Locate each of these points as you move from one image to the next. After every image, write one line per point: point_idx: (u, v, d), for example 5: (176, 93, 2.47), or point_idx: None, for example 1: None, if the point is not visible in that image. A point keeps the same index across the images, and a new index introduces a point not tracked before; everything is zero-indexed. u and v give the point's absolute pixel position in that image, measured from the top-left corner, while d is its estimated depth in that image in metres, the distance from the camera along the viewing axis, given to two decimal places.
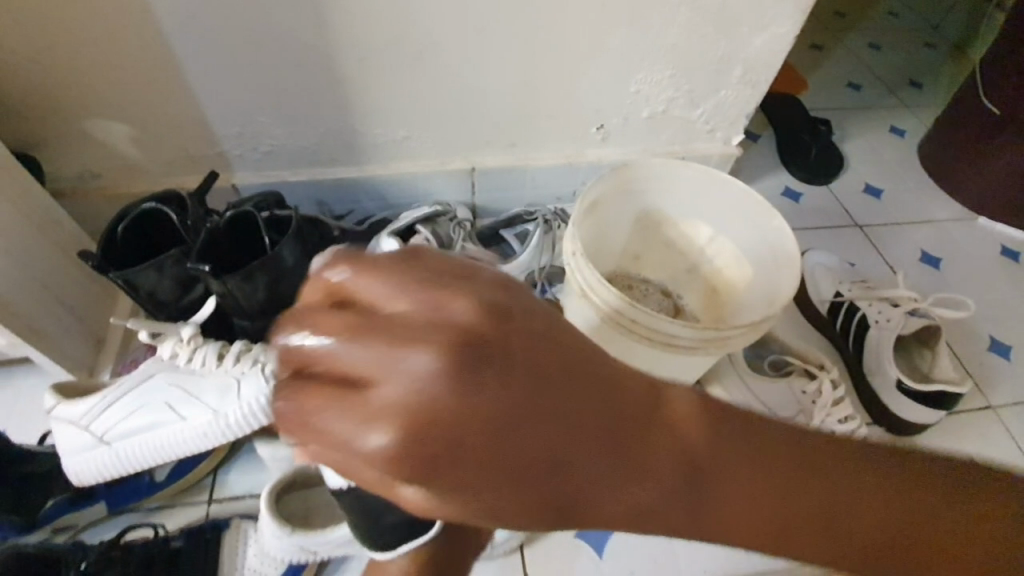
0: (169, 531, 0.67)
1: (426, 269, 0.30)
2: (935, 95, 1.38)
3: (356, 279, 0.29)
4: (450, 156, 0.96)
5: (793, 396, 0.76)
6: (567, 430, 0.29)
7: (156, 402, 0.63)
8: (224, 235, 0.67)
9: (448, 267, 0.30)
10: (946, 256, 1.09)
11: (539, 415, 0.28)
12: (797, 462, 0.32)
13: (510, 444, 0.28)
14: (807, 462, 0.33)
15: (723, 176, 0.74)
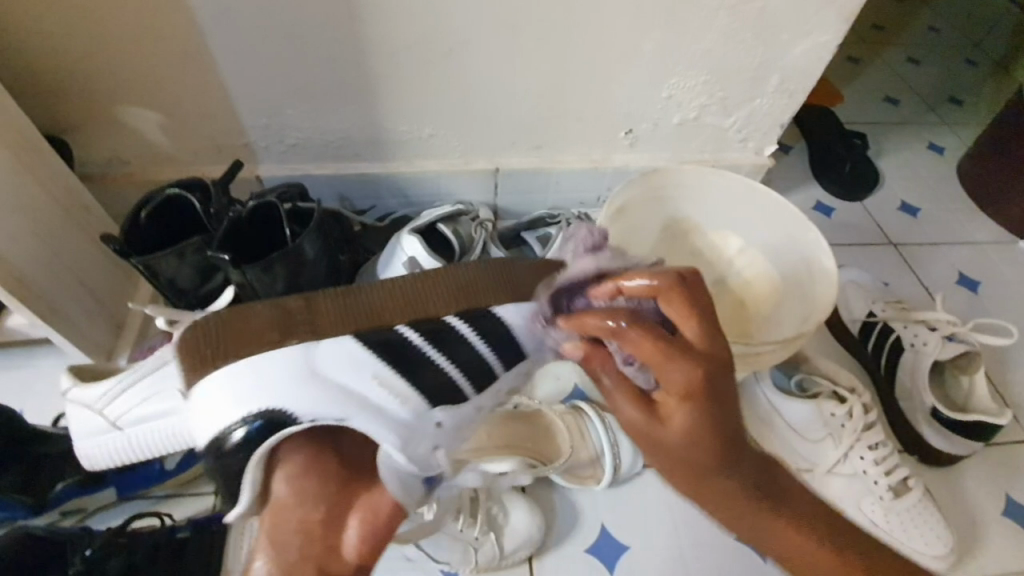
0: (176, 521, 0.66)
1: (681, 316, 0.40)
2: (977, 113, 1.34)
3: (637, 289, 0.42)
4: (475, 156, 0.95)
5: (825, 418, 0.72)
6: (731, 407, 0.41)
7: (169, 389, 0.61)
8: (245, 225, 0.66)
9: (655, 343, 0.40)
10: (986, 279, 1.04)
11: (720, 398, 0.41)
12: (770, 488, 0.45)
13: (717, 399, 0.41)
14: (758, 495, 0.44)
15: (758, 187, 0.72)
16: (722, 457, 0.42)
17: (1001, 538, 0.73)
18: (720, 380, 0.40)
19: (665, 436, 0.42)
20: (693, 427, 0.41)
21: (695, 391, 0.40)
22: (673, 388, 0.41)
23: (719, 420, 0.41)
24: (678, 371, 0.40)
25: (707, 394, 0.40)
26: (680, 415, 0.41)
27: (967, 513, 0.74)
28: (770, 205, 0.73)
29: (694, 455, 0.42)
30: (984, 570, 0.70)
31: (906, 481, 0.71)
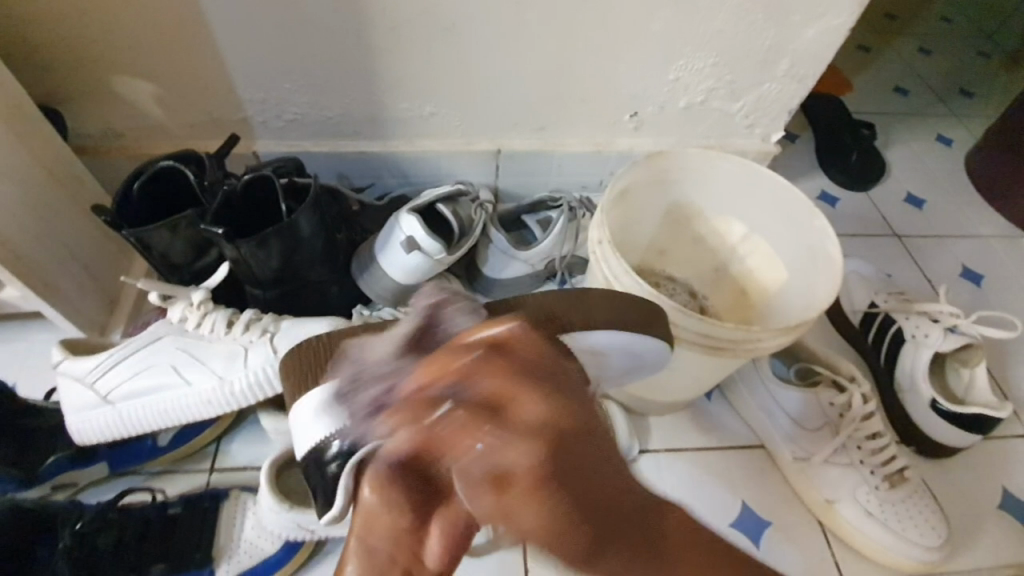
0: (167, 497, 0.66)
1: (525, 360, 0.39)
2: (988, 106, 1.31)
3: (477, 340, 0.40)
4: (477, 137, 0.93)
5: (820, 407, 0.72)
6: (603, 462, 0.38)
7: (163, 363, 0.62)
8: (240, 198, 0.65)
9: (529, 365, 0.39)
10: (989, 273, 1.03)
11: (573, 457, 0.37)
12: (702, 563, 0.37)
13: (578, 451, 0.37)
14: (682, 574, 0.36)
15: (763, 171, 0.70)
16: (605, 524, 0.36)
17: (995, 531, 0.73)
18: (570, 446, 0.37)
19: (520, 522, 0.36)
20: (545, 501, 0.35)
21: (534, 472, 0.36)
22: (514, 459, 0.36)
23: (581, 492, 0.36)
24: (494, 443, 0.36)
25: (546, 456, 0.36)
26: (523, 499, 0.35)
27: (960, 506, 0.74)
28: (777, 189, 0.70)
29: (562, 536, 0.35)
30: (978, 562, 0.70)
31: (903, 472, 0.71)
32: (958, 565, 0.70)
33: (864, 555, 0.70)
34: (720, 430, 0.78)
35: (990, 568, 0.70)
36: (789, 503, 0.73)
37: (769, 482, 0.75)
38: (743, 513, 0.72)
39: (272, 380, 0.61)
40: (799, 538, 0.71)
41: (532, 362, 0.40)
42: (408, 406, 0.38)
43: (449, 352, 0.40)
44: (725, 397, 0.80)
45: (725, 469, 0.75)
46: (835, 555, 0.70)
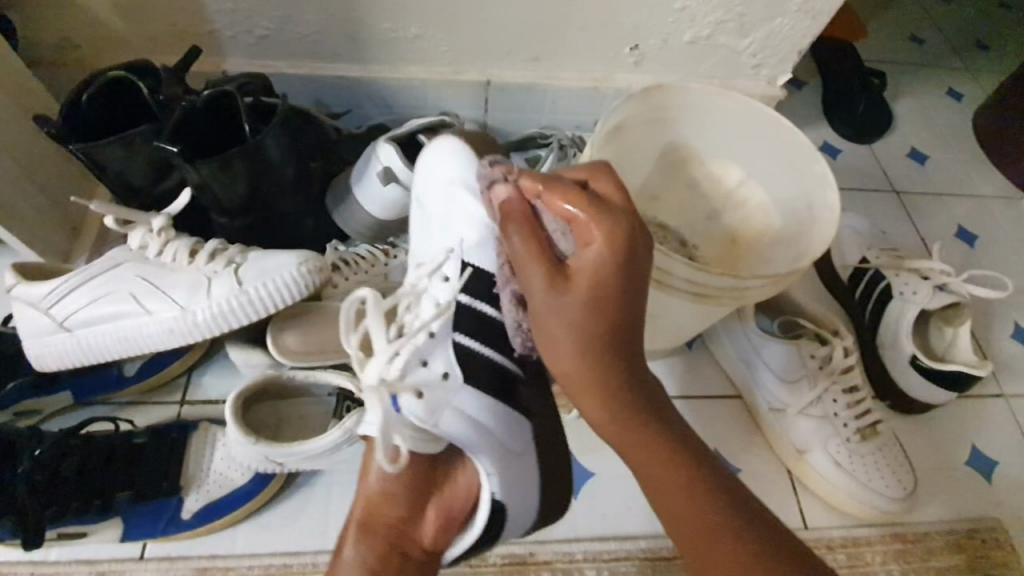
0: (136, 426, 0.65)
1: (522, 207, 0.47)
2: (1004, 60, 1.25)
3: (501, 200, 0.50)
4: (465, 66, 0.87)
5: (801, 361, 0.71)
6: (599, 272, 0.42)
7: (122, 291, 0.59)
8: (200, 116, 0.60)
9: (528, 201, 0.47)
10: (984, 234, 1.01)
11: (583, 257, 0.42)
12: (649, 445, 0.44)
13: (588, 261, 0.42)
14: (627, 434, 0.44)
15: (766, 110, 0.66)
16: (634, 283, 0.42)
17: (960, 485, 0.74)
18: (635, 254, 0.42)
19: (565, 297, 0.42)
20: (589, 329, 0.42)
21: (601, 281, 0.41)
22: (586, 262, 0.42)
23: (626, 355, 0.43)
24: (609, 244, 0.41)
25: (618, 288, 0.41)
26: (581, 293, 0.42)
27: (927, 460, 0.75)
28: (779, 131, 0.67)
29: (592, 324, 0.42)
30: (938, 514, 0.72)
31: (874, 426, 0.71)
32: (918, 515, 0.72)
33: (829, 504, 0.71)
34: (701, 378, 0.78)
35: (951, 521, 0.72)
36: (763, 452, 0.74)
37: (746, 430, 0.75)
38: (716, 460, 0.73)
39: (236, 312, 0.59)
40: (770, 488, 0.72)
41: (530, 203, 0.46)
42: (503, 208, 0.48)
43: (578, 171, 0.47)
44: (707, 347, 0.79)
45: (700, 417, 0.75)
46: (800, 502, 0.71)
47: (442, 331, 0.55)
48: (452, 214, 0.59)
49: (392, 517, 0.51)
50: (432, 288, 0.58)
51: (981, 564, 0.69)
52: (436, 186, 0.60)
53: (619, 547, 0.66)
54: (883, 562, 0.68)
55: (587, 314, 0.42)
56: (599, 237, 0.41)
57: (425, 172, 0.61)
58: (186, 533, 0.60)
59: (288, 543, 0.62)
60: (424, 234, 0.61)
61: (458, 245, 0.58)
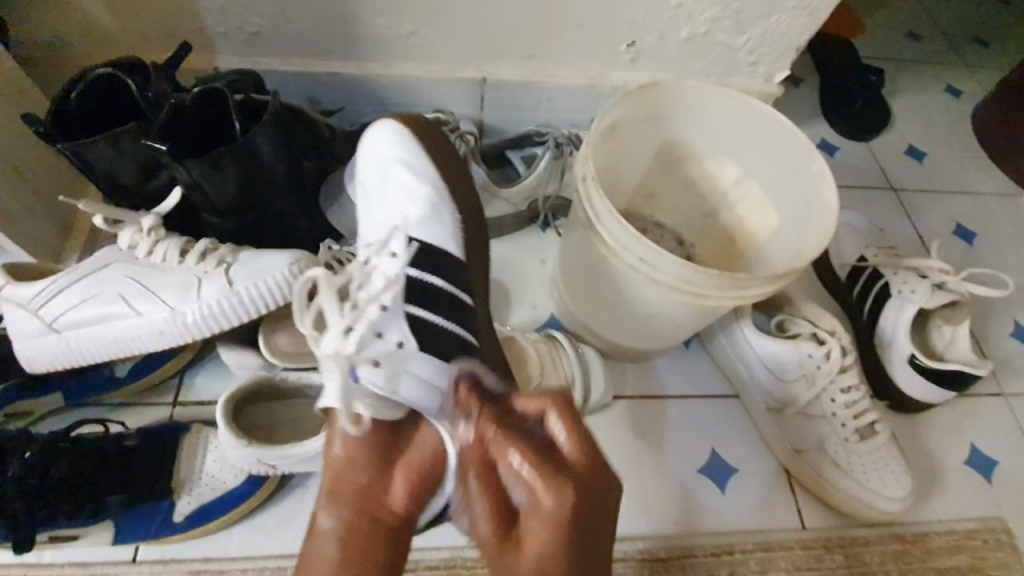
0: (128, 428, 0.64)
1: (486, 420, 0.43)
2: (1003, 57, 1.24)
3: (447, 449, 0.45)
4: (460, 64, 0.86)
5: (798, 359, 0.69)
6: (564, 486, 0.37)
7: (112, 292, 0.58)
8: (189, 114, 0.59)
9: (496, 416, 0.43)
10: (983, 231, 1.01)
11: (545, 473, 0.38)
12: None
13: (554, 463, 0.38)
14: None
15: (763, 107, 0.66)
16: (593, 518, 0.38)
17: (959, 484, 0.74)
18: (596, 492, 0.38)
19: (510, 566, 0.38)
20: (551, 556, 0.37)
21: (560, 518, 0.37)
22: (534, 516, 0.38)
23: (588, 544, 0.38)
24: (567, 499, 0.37)
25: (576, 533, 0.37)
26: (536, 535, 0.37)
27: (925, 460, 0.75)
28: (776, 128, 0.66)
29: (554, 556, 0.37)
30: (936, 514, 0.72)
31: (872, 425, 0.71)
32: (917, 515, 0.71)
33: (827, 504, 0.70)
34: (698, 377, 0.77)
35: (950, 521, 0.71)
36: (761, 452, 0.73)
37: (744, 429, 0.75)
38: (713, 460, 0.72)
39: (228, 313, 0.58)
40: (768, 488, 0.71)
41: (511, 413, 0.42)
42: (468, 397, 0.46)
43: (536, 398, 0.42)
44: (703, 346, 0.79)
45: (696, 417, 0.75)
46: (798, 503, 0.71)
47: (394, 304, 0.53)
48: (397, 194, 0.62)
49: (357, 484, 0.44)
50: (378, 264, 0.56)
51: (980, 564, 0.69)
52: (379, 165, 0.64)
53: (615, 548, 0.66)
54: (881, 562, 0.68)
55: (527, 559, 0.37)
56: (564, 438, 0.39)
57: (368, 150, 0.65)
58: (179, 536, 0.59)
59: (281, 545, 0.62)
60: (372, 210, 0.63)
61: (403, 221, 0.60)
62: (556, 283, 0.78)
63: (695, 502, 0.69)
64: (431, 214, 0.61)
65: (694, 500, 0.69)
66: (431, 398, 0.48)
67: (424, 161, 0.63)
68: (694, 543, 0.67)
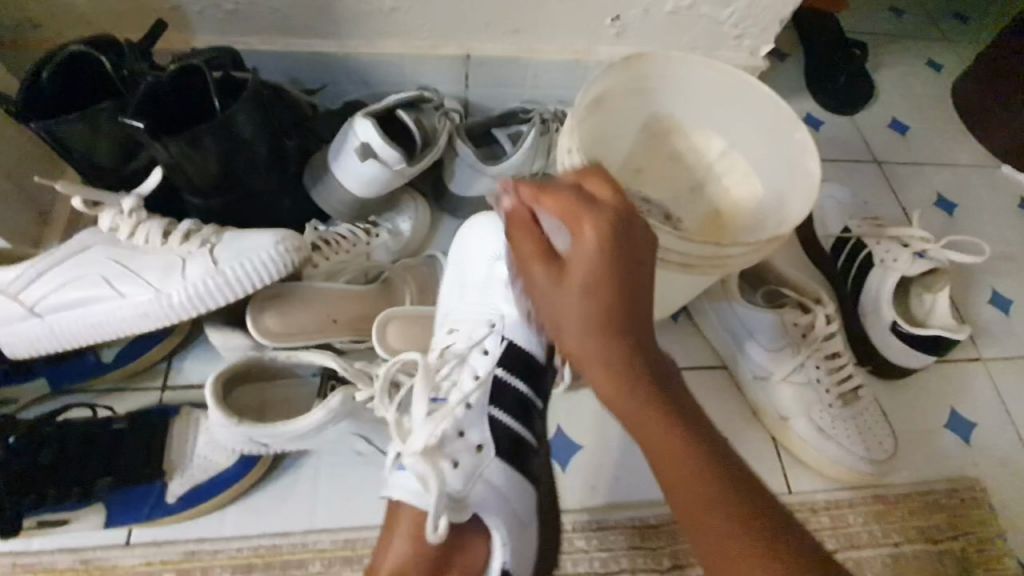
0: (116, 413, 0.63)
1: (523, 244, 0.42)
2: (983, 29, 1.25)
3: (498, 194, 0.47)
4: (443, 40, 0.85)
5: (784, 329, 0.71)
6: (588, 316, 0.39)
7: (93, 275, 0.57)
8: (166, 91, 0.58)
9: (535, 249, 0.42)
10: (963, 202, 1.03)
11: (589, 311, 0.39)
12: (657, 408, 0.39)
13: (585, 288, 0.39)
14: (650, 412, 0.39)
15: (747, 79, 0.66)
16: (631, 277, 0.40)
17: (939, 446, 0.76)
18: (629, 263, 0.39)
19: (562, 323, 0.41)
20: (596, 271, 0.39)
21: (595, 305, 0.39)
22: (581, 263, 0.39)
23: (631, 304, 0.40)
24: (603, 240, 0.39)
25: (608, 287, 0.39)
26: (578, 298, 0.39)
27: (907, 424, 0.77)
28: (760, 100, 0.66)
29: (585, 308, 0.39)
30: (917, 475, 0.74)
31: (855, 390, 0.73)
32: (898, 477, 0.73)
33: (814, 469, 0.72)
34: (688, 348, 0.78)
35: (931, 482, 0.73)
36: (748, 420, 0.75)
37: (732, 398, 0.76)
38: None
39: (213, 293, 0.58)
40: (755, 455, 0.73)
41: (547, 185, 0.42)
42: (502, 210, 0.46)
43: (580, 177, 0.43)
44: (691, 319, 0.80)
45: (685, 389, 0.76)
46: (784, 469, 0.72)
47: (479, 401, 0.53)
48: (473, 288, 0.61)
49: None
50: (468, 357, 0.56)
51: (961, 522, 0.71)
52: (481, 261, 0.62)
53: (607, 517, 0.67)
54: (864, 523, 0.70)
55: (593, 317, 0.39)
56: (581, 294, 0.39)
57: (467, 243, 0.64)
58: (172, 518, 0.59)
59: (277, 524, 0.62)
60: (450, 299, 0.62)
61: (495, 317, 0.58)
62: None
63: None
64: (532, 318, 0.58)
65: None
66: (493, 506, 0.49)
67: None
68: None
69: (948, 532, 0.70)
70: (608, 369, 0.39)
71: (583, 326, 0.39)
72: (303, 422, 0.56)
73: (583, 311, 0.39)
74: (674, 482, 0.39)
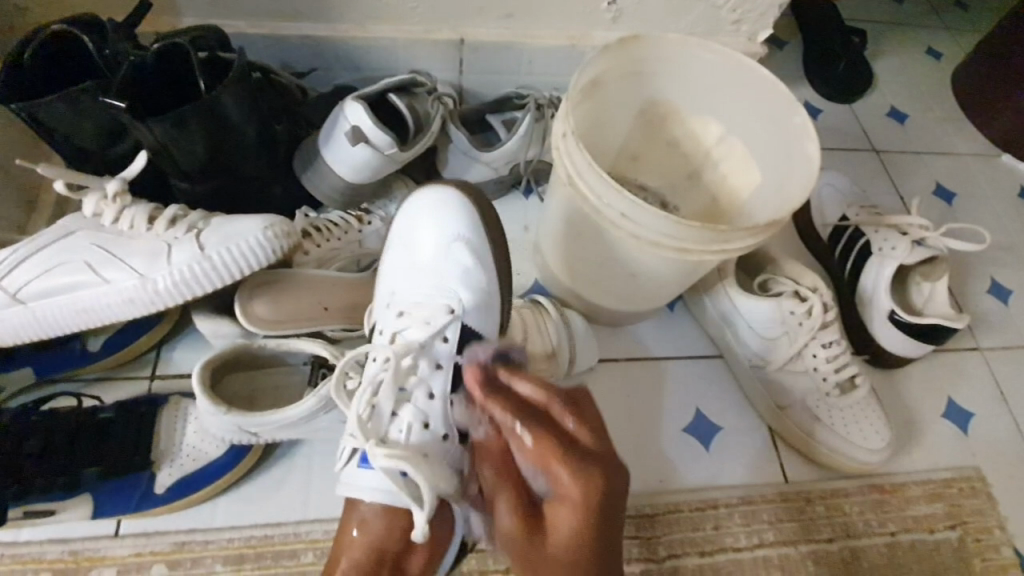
0: (104, 403, 0.62)
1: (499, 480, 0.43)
2: (983, 17, 1.24)
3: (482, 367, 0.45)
4: (436, 25, 0.83)
5: (781, 317, 0.70)
6: (570, 537, 0.39)
7: (77, 261, 0.56)
8: (150, 71, 0.56)
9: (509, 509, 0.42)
10: (962, 191, 1.02)
11: (555, 566, 0.39)
12: None
13: (561, 517, 0.39)
14: None
15: (745, 61, 0.64)
16: (610, 510, 0.38)
17: (936, 436, 0.76)
18: (607, 508, 0.38)
19: (540, 548, 0.40)
20: (575, 537, 0.39)
21: (579, 506, 0.38)
22: (561, 504, 0.39)
23: (609, 517, 0.38)
24: (589, 478, 0.37)
25: (597, 507, 0.38)
26: (565, 519, 0.39)
27: (904, 414, 0.76)
28: (759, 83, 0.65)
29: (566, 551, 0.39)
30: (914, 464, 0.73)
31: (853, 379, 0.72)
32: (895, 467, 0.73)
33: (810, 459, 0.72)
34: (684, 338, 0.77)
35: (927, 472, 0.73)
36: (745, 410, 0.74)
37: (729, 387, 0.75)
38: (697, 419, 0.73)
39: (200, 279, 0.56)
40: (752, 444, 0.72)
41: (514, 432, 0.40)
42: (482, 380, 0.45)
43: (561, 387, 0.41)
44: (687, 307, 0.79)
45: (681, 379, 0.75)
46: (781, 459, 0.72)
47: (443, 394, 0.54)
48: (424, 272, 0.59)
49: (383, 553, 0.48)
50: (427, 346, 0.55)
51: (957, 511, 0.71)
52: (433, 243, 0.59)
53: None
54: (861, 512, 0.69)
55: (555, 573, 0.39)
56: (565, 527, 0.39)
57: (413, 223, 0.61)
58: (161, 508, 0.59)
59: (268, 515, 0.61)
60: (398, 285, 0.59)
61: (453, 303, 0.56)
62: (539, 248, 0.77)
63: (680, 460, 0.70)
64: (487, 300, 0.58)
65: (680, 458, 0.70)
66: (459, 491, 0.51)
67: (484, 243, 0.59)
68: (680, 499, 0.68)
69: (945, 522, 0.70)
70: None
71: (552, 561, 0.39)
72: (291, 411, 0.55)
73: (561, 538, 0.39)
74: None
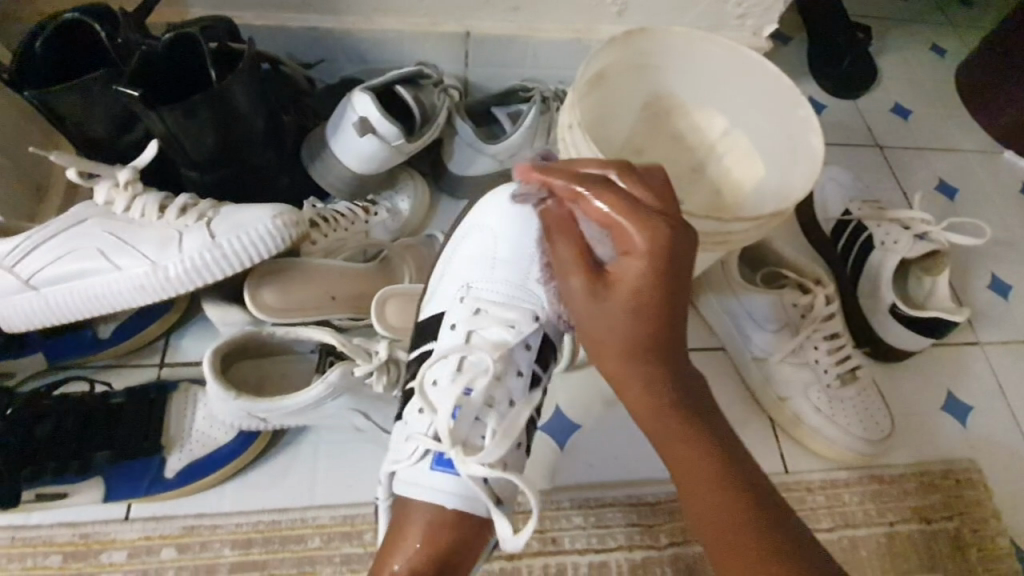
0: (114, 389, 0.63)
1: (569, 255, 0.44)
2: (987, 13, 1.24)
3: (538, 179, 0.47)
4: (442, 18, 0.84)
5: (783, 309, 0.71)
6: (643, 281, 0.40)
7: (88, 248, 0.57)
8: (161, 61, 0.57)
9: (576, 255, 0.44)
10: (964, 187, 1.02)
11: (634, 306, 0.41)
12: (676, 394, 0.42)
13: (630, 280, 0.40)
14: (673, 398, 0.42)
15: (750, 55, 0.65)
16: (679, 279, 0.40)
17: (935, 429, 0.76)
18: (677, 275, 0.40)
19: (609, 305, 0.41)
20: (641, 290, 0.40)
21: (652, 259, 0.39)
22: (629, 268, 0.40)
23: (675, 298, 0.41)
24: (658, 231, 0.39)
25: (668, 272, 0.39)
26: (633, 266, 0.40)
27: (903, 406, 0.77)
28: (763, 77, 0.66)
29: (646, 284, 0.40)
30: (913, 456, 0.74)
31: (853, 371, 0.73)
32: (895, 458, 0.74)
33: (811, 449, 0.72)
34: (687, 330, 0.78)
35: (926, 463, 0.74)
36: (747, 402, 0.75)
37: (731, 379, 0.76)
38: None
39: (210, 266, 0.57)
40: (753, 435, 0.73)
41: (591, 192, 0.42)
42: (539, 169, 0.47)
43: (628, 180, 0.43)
44: (690, 299, 0.80)
45: None
46: (782, 450, 0.72)
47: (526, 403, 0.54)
48: (503, 272, 0.58)
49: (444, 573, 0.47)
50: (512, 352, 0.54)
51: (955, 502, 0.72)
52: (514, 244, 0.58)
53: (604, 494, 0.67)
54: (860, 502, 0.70)
55: (636, 302, 0.41)
56: (636, 271, 0.40)
57: (493, 224, 0.59)
58: (171, 493, 0.59)
59: (277, 501, 0.62)
60: (468, 281, 0.58)
61: (540, 310, 0.56)
62: None
63: None
64: None
65: None
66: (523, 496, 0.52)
67: None
68: None
69: (943, 512, 0.71)
70: (640, 370, 0.42)
71: (620, 318, 0.41)
72: (300, 396, 0.56)
73: (632, 292, 0.40)
74: (687, 471, 0.42)
